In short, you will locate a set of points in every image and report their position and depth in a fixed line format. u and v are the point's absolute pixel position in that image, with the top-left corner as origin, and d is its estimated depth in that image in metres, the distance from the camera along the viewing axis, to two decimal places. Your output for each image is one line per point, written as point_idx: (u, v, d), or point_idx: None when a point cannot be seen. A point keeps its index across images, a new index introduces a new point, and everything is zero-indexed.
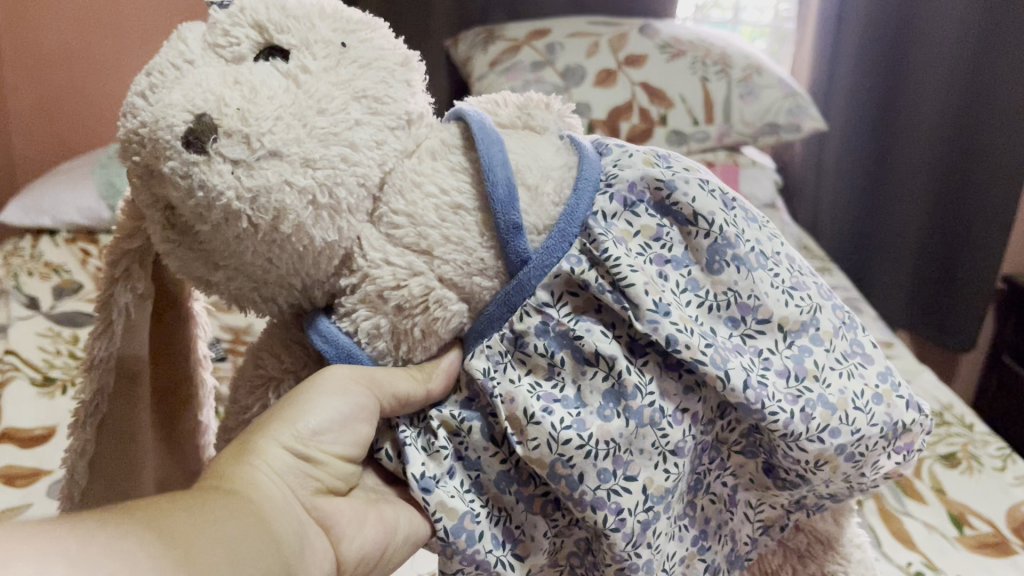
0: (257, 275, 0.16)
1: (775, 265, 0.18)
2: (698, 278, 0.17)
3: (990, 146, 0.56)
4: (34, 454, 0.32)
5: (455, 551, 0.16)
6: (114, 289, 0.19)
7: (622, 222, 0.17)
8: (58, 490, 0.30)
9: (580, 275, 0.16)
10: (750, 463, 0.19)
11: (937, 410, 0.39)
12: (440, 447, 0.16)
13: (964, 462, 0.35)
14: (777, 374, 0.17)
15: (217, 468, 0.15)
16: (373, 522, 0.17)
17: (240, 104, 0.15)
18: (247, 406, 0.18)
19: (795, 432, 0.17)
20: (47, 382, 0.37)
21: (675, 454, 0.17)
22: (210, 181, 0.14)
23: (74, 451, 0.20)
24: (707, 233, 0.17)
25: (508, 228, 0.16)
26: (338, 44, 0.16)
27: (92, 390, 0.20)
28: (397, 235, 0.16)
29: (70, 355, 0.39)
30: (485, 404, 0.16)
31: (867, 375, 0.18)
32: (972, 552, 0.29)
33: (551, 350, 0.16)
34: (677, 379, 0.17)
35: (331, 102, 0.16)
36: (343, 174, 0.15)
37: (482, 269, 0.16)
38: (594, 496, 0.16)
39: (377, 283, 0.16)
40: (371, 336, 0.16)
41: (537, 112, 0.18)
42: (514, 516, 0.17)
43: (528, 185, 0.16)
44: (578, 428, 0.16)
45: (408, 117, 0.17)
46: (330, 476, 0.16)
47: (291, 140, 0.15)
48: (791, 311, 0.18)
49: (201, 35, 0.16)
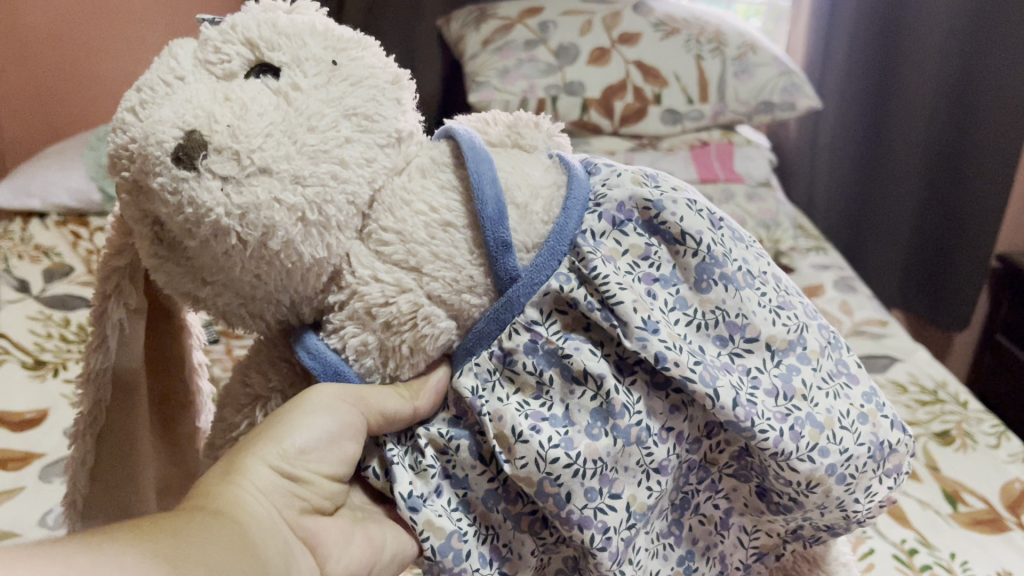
0: (245, 291, 0.15)
1: (763, 284, 0.17)
2: (686, 297, 0.17)
3: (980, 130, 0.50)
4: (27, 437, 0.30)
5: (441, 570, 0.16)
6: (106, 305, 0.18)
7: (610, 240, 0.16)
8: (54, 473, 0.29)
9: (568, 293, 0.15)
10: (742, 486, 0.18)
11: (930, 387, 0.36)
12: (428, 465, 0.16)
13: (958, 440, 0.33)
14: (766, 393, 0.16)
15: (203, 486, 0.15)
16: (360, 542, 0.16)
17: (229, 121, 0.14)
18: (235, 424, 0.17)
19: (785, 451, 0.16)
20: (39, 365, 0.35)
21: (658, 472, 0.16)
22: (199, 198, 0.14)
23: (74, 461, 0.19)
24: (695, 252, 0.16)
25: (496, 245, 0.15)
26: (329, 61, 0.16)
27: (88, 404, 0.18)
28: (385, 252, 0.15)
29: (62, 336, 0.37)
30: (474, 422, 0.16)
31: (853, 395, 0.17)
32: (967, 530, 0.28)
33: (539, 368, 0.15)
34: (664, 398, 0.16)
35: (322, 120, 0.15)
36: (333, 190, 0.15)
37: (471, 286, 0.15)
38: (581, 514, 0.15)
39: (365, 299, 0.15)
40: (358, 353, 0.16)
41: (527, 130, 0.17)
42: (502, 534, 0.16)
43: (517, 203, 0.16)
44: (566, 446, 0.15)
45: (399, 134, 0.16)
46: (317, 495, 0.16)
47: (280, 156, 0.14)
48: (779, 330, 0.17)
49: (192, 51, 0.16)
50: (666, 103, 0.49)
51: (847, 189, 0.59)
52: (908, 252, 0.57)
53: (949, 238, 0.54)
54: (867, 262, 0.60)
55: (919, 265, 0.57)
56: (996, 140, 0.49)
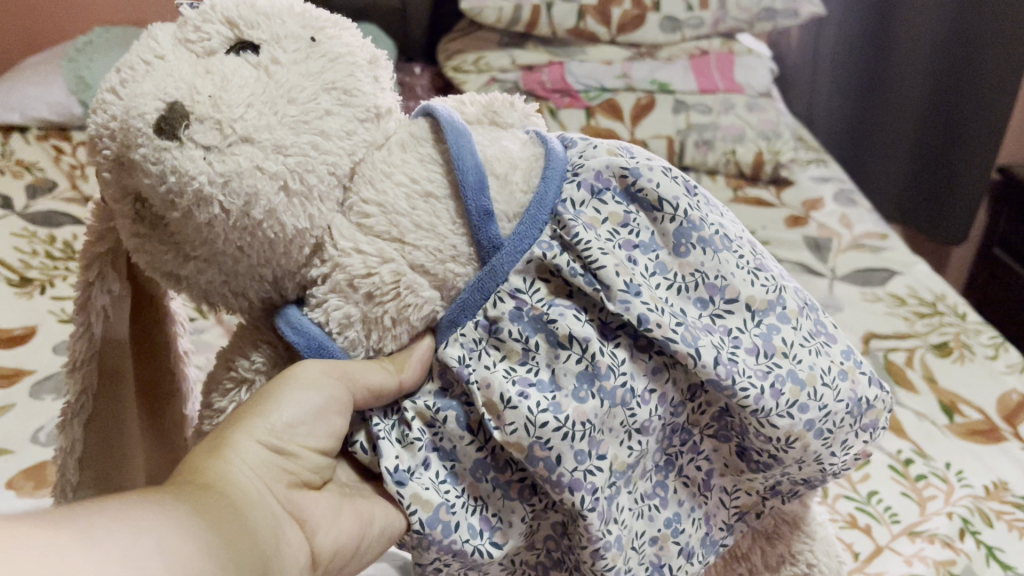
0: (229, 267, 0.16)
1: (739, 247, 0.17)
2: (665, 261, 0.17)
3: (985, 25, 0.48)
4: (17, 355, 0.32)
5: (430, 543, 0.16)
6: (89, 292, 0.18)
7: (590, 209, 0.16)
8: (42, 390, 0.30)
9: (552, 260, 0.16)
10: (723, 447, 0.18)
11: (930, 299, 0.38)
12: (414, 438, 0.16)
13: (956, 351, 0.35)
14: (746, 352, 0.17)
15: (190, 459, 0.14)
16: (348, 516, 0.16)
17: (212, 91, 0.15)
18: (221, 411, 0.17)
19: (765, 408, 0.16)
20: (25, 281, 0.36)
21: (639, 432, 0.16)
22: (183, 166, 0.14)
23: (64, 452, 0.19)
24: (672, 216, 0.17)
25: (479, 214, 0.15)
26: (307, 38, 0.16)
27: (75, 392, 0.19)
28: (367, 224, 0.16)
29: (48, 256, 0.39)
30: (460, 393, 0.16)
31: (833, 352, 0.17)
32: (962, 440, 0.30)
33: (525, 334, 0.16)
34: (647, 359, 0.16)
35: (302, 92, 0.15)
36: (316, 160, 0.15)
37: (455, 256, 0.15)
38: (571, 477, 0.15)
39: (346, 271, 0.15)
40: (342, 326, 0.16)
41: (505, 110, 0.18)
42: (491, 503, 0.16)
43: (497, 174, 0.16)
44: (555, 410, 0.15)
45: (379, 110, 0.17)
46: (305, 469, 0.16)
47: (262, 126, 0.15)
48: (757, 289, 0.17)
49: (171, 31, 0.16)
50: (666, 10, 0.48)
51: (849, 93, 0.59)
52: (909, 161, 0.57)
53: (959, 137, 0.52)
54: (870, 171, 0.60)
55: (920, 173, 0.57)
56: (998, 29, 0.48)
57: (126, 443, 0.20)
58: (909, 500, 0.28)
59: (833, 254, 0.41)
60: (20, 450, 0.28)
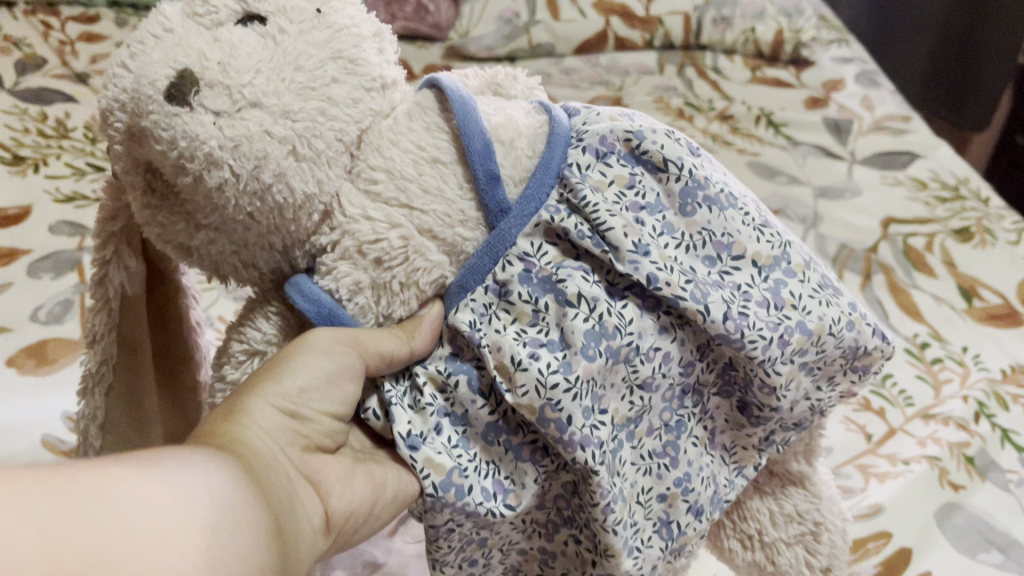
0: (237, 235, 0.25)
1: (748, 210, 0.27)
2: (673, 222, 0.27)
3: None
4: (12, 234, 0.51)
5: (445, 503, 0.25)
6: (108, 269, 0.28)
7: (598, 172, 0.26)
8: (29, 271, 0.49)
9: (559, 221, 0.25)
10: (726, 403, 0.29)
11: (957, 185, 0.63)
12: (427, 404, 0.25)
13: (978, 238, 0.58)
14: (758, 306, 0.26)
15: (220, 421, 0.22)
16: (362, 479, 0.25)
17: (221, 59, 0.23)
18: (267, 347, 0.26)
19: (772, 355, 0.26)
20: (19, 162, 0.56)
21: (640, 389, 0.26)
22: (194, 129, 0.22)
23: (90, 409, 0.30)
24: (677, 176, 0.27)
25: (487, 178, 0.25)
26: (314, 11, 0.25)
27: (98, 359, 0.29)
28: (375, 189, 0.25)
29: (38, 134, 0.58)
30: (471, 356, 0.25)
31: (840, 304, 0.28)
32: (981, 324, 0.52)
33: (534, 297, 0.25)
34: (657, 318, 0.26)
35: (308, 62, 0.24)
36: (321, 127, 0.24)
37: (461, 220, 0.25)
38: (581, 435, 0.24)
39: (357, 236, 0.24)
40: (352, 292, 0.25)
41: (504, 83, 0.28)
42: (504, 467, 0.26)
43: (503, 140, 0.25)
44: (566, 373, 0.24)
45: (383, 81, 0.26)
46: (318, 433, 0.25)
47: (270, 92, 0.23)
48: (763, 249, 0.27)
49: (183, 8, 0.25)
50: None
51: None
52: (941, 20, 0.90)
53: None
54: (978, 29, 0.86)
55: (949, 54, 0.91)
56: None
57: (149, 401, 0.32)
58: (923, 382, 0.49)
59: (851, 140, 0.68)
60: (18, 331, 0.45)
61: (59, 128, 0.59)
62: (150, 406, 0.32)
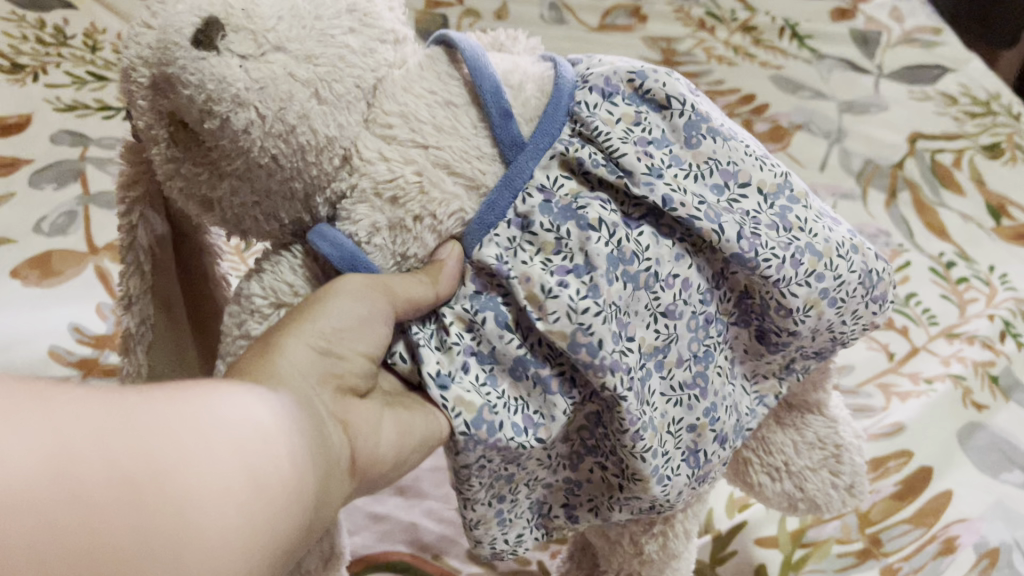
0: (260, 183, 0.24)
1: (749, 145, 0.28)
2: (682, 153, 0.26)
3: None
4: (16, 142, 0.52)
5: (480, 438, 0.25)
6: (135, 231, 0.29)
7: (605, 111, 0.26)
8: (31, 182, 0.50)
9: (574, 153, 0.25)
10: (744, 334, 0.29)
11: (987, 101, 0.63)
12: (454, 344, 0.25)
13: (1005, 155, 0.58)
14: (769, 229, 0.26)
15: (255, 361, 0.21)
16: (391, 428, 0.24)
17: (245, 7, 0.23)
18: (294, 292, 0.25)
19: (787, 276, 0.26)
20: (17, 69, 0.56)
21: (664, 318, 0.27)
22: (220, 69, 0.23)
23: (134, 373, 0.31)
24: (680, 110, 0.27)
25: (499, 115, 0.25)
26: None
27: (139, 325, 0.30)
28: (392, 134, 0.25)
29: (36, 41, 0.58)
30: (494, 292, 0.25)
31: (840, 231, 0.28)
32: (1010, 241, 0.53)
33: (556, 226, 0.25)
34: (672, 246, 0.26)
35: (327, 10, 0.24)
36: (341, 72, 0.24)
37: (478, 155, 0.25)
38: (609, 359, 0.25)
39: (373, 176, 0.24)
40: (372, 232, 0.25)
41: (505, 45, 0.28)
42: (531, 403, 0.26)
43: (512, 86, 0.26)
44: (593, 298, 0.24)
45: (398, 39, 0.26)
46: (351, 374, 0.23)
47: (293, 38, 0.24)
48: (767, 176, 0.27)
49: None
50: None
51: None
52: None
53: None
54: None
55: None
56: None
57: (190, 363, 0.33)
58: (951, 301, 0.50)
59: (879, 53, 0.66)
60: (22, 243, 0.46)
61: (58, 36, 0.59)
62: (191, 369, 0.33)
